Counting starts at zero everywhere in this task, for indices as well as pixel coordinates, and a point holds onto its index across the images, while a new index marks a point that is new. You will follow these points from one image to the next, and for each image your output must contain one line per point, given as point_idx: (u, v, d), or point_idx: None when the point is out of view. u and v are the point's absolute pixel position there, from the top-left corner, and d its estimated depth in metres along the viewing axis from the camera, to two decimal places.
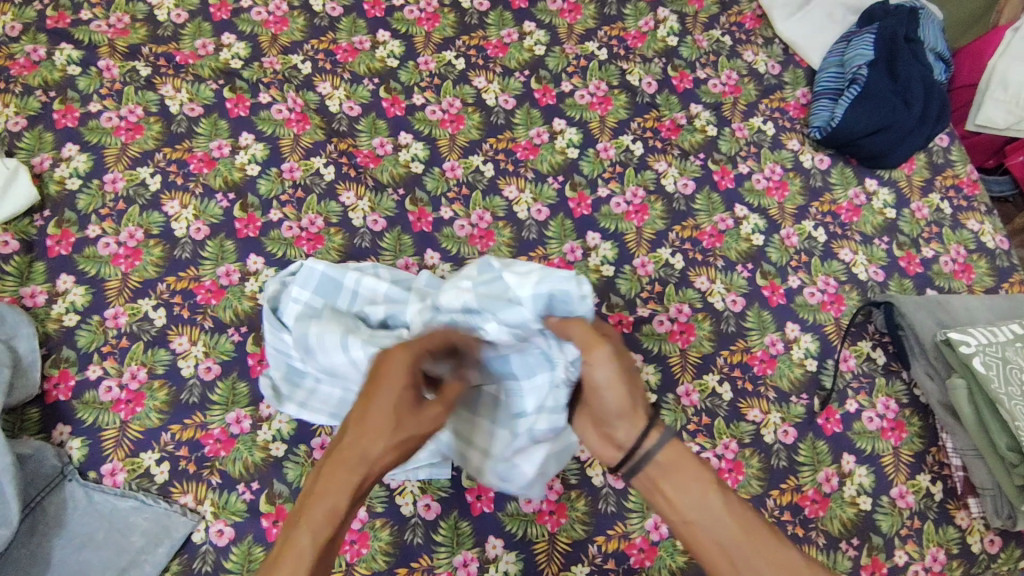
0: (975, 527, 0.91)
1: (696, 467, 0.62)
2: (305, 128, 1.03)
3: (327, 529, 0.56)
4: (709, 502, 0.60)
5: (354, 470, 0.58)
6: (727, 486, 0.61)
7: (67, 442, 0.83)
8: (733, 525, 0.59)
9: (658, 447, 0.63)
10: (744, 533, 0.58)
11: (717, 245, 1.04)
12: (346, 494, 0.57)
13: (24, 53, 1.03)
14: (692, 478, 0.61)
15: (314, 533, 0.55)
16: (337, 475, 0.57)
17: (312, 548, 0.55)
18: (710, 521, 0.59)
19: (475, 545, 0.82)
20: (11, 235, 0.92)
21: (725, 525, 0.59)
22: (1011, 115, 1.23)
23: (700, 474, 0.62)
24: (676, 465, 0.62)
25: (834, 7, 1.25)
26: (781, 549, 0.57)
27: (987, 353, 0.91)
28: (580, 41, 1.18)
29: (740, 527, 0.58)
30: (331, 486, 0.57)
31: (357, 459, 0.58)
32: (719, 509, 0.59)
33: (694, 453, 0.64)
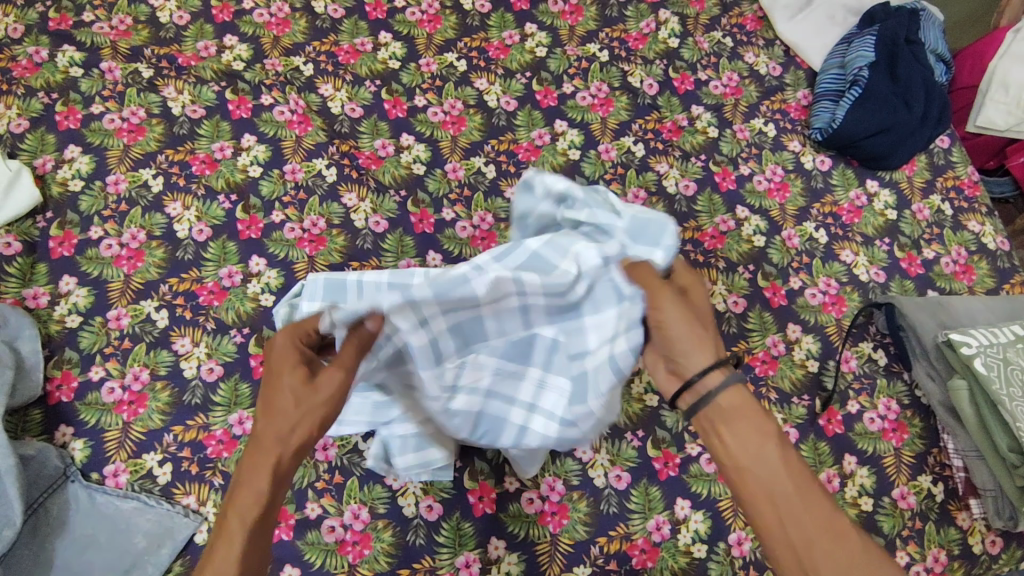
0: (977, 528, 0.91)
1: (758, 416, 0.58)
2: (307, 130, 1.03)
3: (252, 513, 0.54)
4: (769, 452, 0.56)
5: (268, 452, 0.56)
6: (786, 439, 0.57)
7: (70, 443, 0.83)
8: (789, 481, 0.55)
9: (718, 389, 0.59)
10: (803, 492, 0.55)
11: (719, 246, 1.04)
12: (264, 475, 0.55)
13: (26, 55, 1.03)
14: (753, 426, 0.57)
15: (241, 523, 0.54)
16: (254, 463, 0.55)
17: (242, 531, 0.53)
18: (768, 476, 0.56)
19: (478, 546, 0.82)
20: (13, 237, 0.92)
21: (783, 482, 0.55)
22: (1011, 116, 1.24)
23: (761, 425, 0.57)
24: (735, 412, 0.58)
25: (835, 10, 1.25)
26: (829, 510, 0.55)
27: (988, 354, 0.91)
28: (582, 42, 1.18)
29: (797, 487, 0.55)
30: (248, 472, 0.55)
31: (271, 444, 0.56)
32: (775, 461, 0.56)
33: (758, 400, 0.59)
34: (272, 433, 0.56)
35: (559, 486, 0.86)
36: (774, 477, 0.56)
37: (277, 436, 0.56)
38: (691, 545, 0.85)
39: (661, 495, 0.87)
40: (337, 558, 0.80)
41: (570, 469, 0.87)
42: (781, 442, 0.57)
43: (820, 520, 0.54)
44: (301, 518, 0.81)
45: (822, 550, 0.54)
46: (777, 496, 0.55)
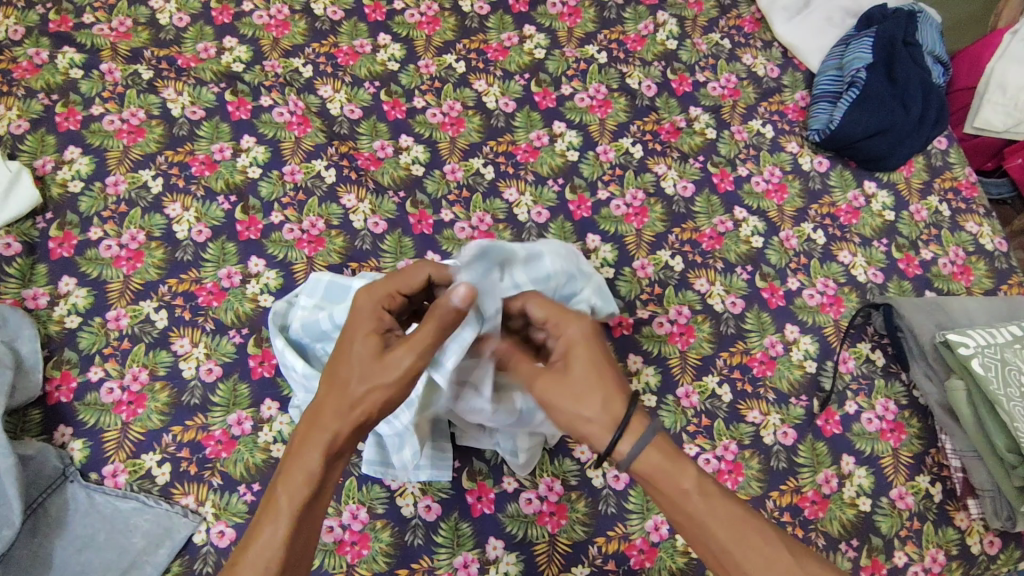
0: (975, 528, 0.91)
1: (675, 468, 0.63)
2: (306, 131, 1.04)
3: (304, 488, 0.60)
4: (695, 501, 0.62)
5: (326, 427, 0.62)
6: (706, 480, 0.63)
7: (69, 443, 0.83)
8: (719, 524, 0.61)
9: (636, 451, 0.64)
10: (733, 531, 0.61)
11: (717, 247, 1.04)
12: (317, 452, 0.61)
13: (27, 57, 1.03)
14: (672, 483, 0.63)
15: (291, 492, 0.60)
16: (311, 434, 0.62)
17: (292, 503, 0.60)
18: (700, 523, 0.62)
19: (476, 547, 0.82)
20: (13, 238, 0.92)
21: (712, 527, 0.61)
22: (1009, 118, 1.25)
23: (680, 480, 0.62)
24: (656, 471, 0.63)
25: (833, 11, 1.25)
26: (762, 537, 0.60)
27: (986, 354, 0.91)
28: (580, 44, 1.19)
29: (727, 527, 0.61)
30: (304, 445, 0.62)
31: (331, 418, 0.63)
32: (700, 512, 0.62)
33: (673, 450, 0.64)
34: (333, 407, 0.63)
35: (557, 486, 0.86)
36: (705, 522, 0.61)
37: (338, 412, 0.63)
38: (689, 545, 0.85)
39: None
40: (335, 558, 0.80)
41: (568, 469, 0.87)
42: (703, 489, 0.62)
43: (755, 549, 0.60)
44: None
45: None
46: (713, 540, 0.61)
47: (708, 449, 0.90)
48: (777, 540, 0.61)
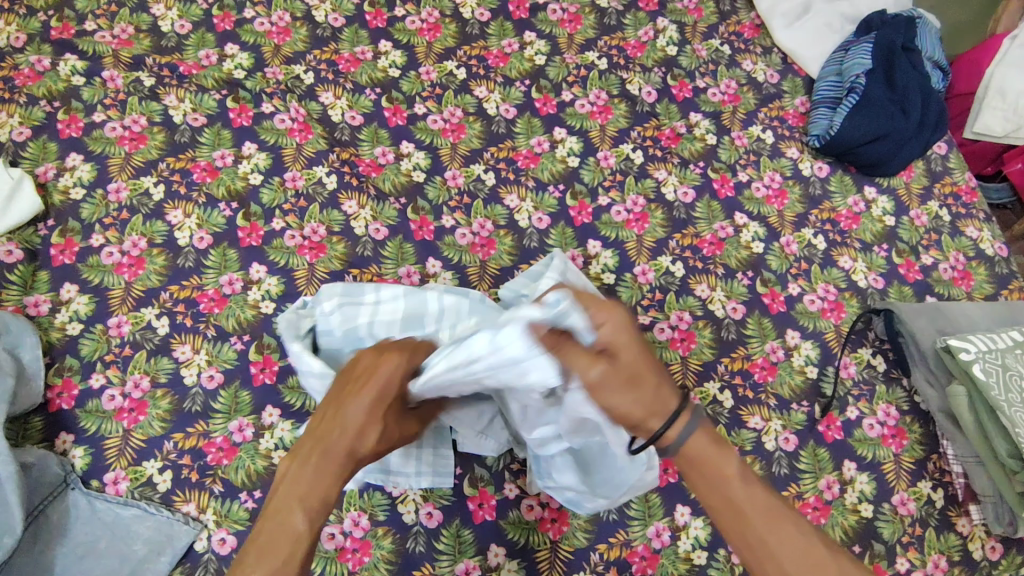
0: (976, 534, 0.91)
1: (721, 457, 0.62)
2: (307, 138, 1.04)
3: (320, 517, 0.60)
4: (737, 489, 0.61)
5: (345, 459, 0.62)
6: (750, 473, 0.62)
7: (70, 451, 0.83)
8: (758, 510, 0.60)
9: (689, 431, 0.61)
10: (772, 519, 0.60)
11: (717, 253, 1.04)
12: (335, 483, 0.61)
13: (29, 64, 1.03)
14: (718, 470, 0.61)
15: (312, 518, 0.59)
16: (332, 460, 0.61)
17: (309, 530, 0.59)
18: (739, 509, 0.60)
19: (477, 554, 0.82)
20: (15, 245, 0.92)
21: (753, 518, 0.60)
22: (1008, 123, 1.24)
23: (722, 464, 0.62)
24: (703, 457, 0.62)
25: (833, 18, 1.26)
26: (800, 537, 0.59)
27: (987, 360, 0.92)
28: (581, 50, 1.19)
29: (764, 512, 0.60)
30: (326, 476, 0.61)
31: (351, 449, 0.62)
32: (743, 501, 0.60)
33: (720, 440, 0.63)
34: (347, 439, 0.62)
35: None
36: (747, 512, 0.60)
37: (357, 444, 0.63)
38: (691, 552, 0.85)
39: (660, 502, 0.87)
40: (336, 565, 0.80)
41: None
42: (743, 476, 0.61)
43: (791, 537, 0.59)
44: None
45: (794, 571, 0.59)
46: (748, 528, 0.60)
47: None
48: (810, 529, 0.60)
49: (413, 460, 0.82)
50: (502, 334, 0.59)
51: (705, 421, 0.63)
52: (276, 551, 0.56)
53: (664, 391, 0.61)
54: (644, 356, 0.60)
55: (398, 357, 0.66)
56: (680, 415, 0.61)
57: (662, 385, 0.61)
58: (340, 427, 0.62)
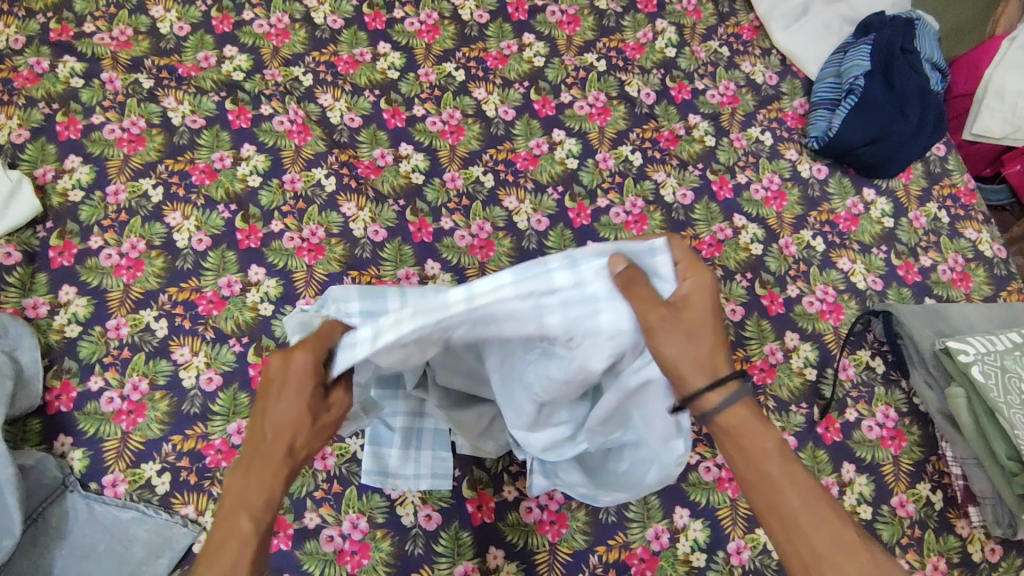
0: (975, 536, 0.91)
1: (762, 429, 0.58)
2: (306, 140, 1.04)
3: (266, 522, 0.53)
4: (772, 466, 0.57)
5: (281, 461, 0.53)
6: (790, 451, 0.58)
7: (69, 453, 0.83)
8: (793, 490, 0.57)
9: (731, 402, 0.58)
10: (808, 500, 0.56)
11: (716, 255, 1.04)
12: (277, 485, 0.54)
13: (28, 66, 1.03)
14: (757, 441, 0.58)
15: (256, 523, 0.52)
16: (266, 464, 0.53)
17: (253, 539, 0.52)
18: (774, 483, 0.57)
19: (476, 556, 0.82)
20: (14, 247, 0.92)
21: (788, 495, 0.56)
22: (1008, 124, 1.25)
23: (760, 440, 0.58)
24: (742, 427, 0.58)
25: (831, 19, 1.26)
26: (840, 527, 0.55)
27: (986, 362, 0.92)
28: (579, 52, 1.19)
29: (798, 491, 0.56)
30: (261, 481, 0.53)
31: (288, 448, 0.54)
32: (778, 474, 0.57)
33: (763, 412, 0.59)
34: (282, 439, 0.53)
35: (558, 494, 0.86)
36: (782, 488, 0.57)
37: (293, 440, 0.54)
38: (690, 554, 0.85)
39: (659, 504, 0.87)
40: (335, 567, 0.80)
41: None
42: (780, 454, 0.57)
43: (826, 521, 0.55)
44: (300, 527, 0.81)
45: (828, 559, 0.55)
46: (782, 504, 0.57)
47: (708, 457, 0.90)
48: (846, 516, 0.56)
49: (411, 463, 0.82)
50: (583, 261, 0.55)
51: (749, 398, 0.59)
52: (225, 561, 0.51)
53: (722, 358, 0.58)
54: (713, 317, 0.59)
55: (314, 344, 0.55)
56: (725, 381, 0.58)
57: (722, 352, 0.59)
58: (267, 429, 0.53)
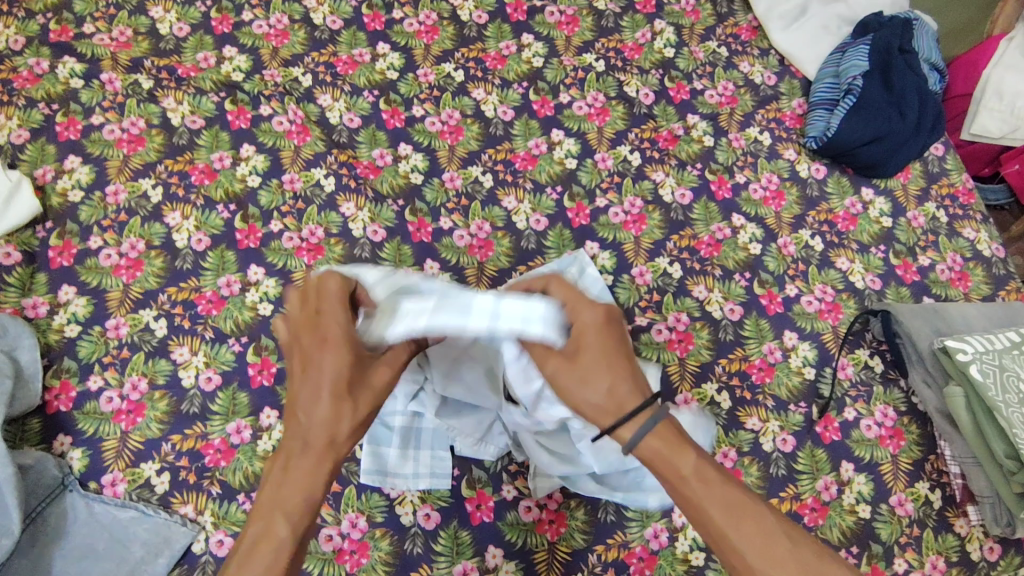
0: (974, 535, 0.91)
1: (677, 453, 0.62)
2: (305, 140, 1.04)
3: (303, 520, 0.58)
4: (695, 487, 0.61)
5: (322, 454, 0.59)
6: (708, 466, 0.62)
7: (68, 453, 0.83)
8: (718, 507, 0.60)
9: (640, 433, 0.63)
10: (733, 516, 0.59)
11: (715, 254, 1.05)
12: (316, 484, 0.59)
13: (28, 66, 1.04)
14: (674, 464, 0.62)
15: (292, 523, 0.57)
16: (307, 458, 0.59)
17: (291, 538, 0.57)
18: (700, 507, 0.60)
19: (475, 555, 0.82)
20: (13, 247, 0.92)
21: (713, 512, 0.60)
22: (1005, 124, 1.26)
23: (678, 464, 0.62)
24: (656, 455, 0.63)
25: (829, 20, 1.26)
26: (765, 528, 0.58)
27: (984, 361, 0.92)
28: (578, 52, 1.20)
29: (723, 509, 0.59)
30: (301, 477, 0.58)
31: (330, 440, 0.60)
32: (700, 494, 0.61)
33: (678, 434, 0.63)
34: (324, 431, 0.59)
35: (557, 494, 0.86)
36: (704, 506, 0.60)
37: (331, 432, 0.60)
38: (689, 553, 0.85)
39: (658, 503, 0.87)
40: (334, 567, 0.80)
41: None
42: (700, 475, 0.61)
43: (754, 536, 0.58)
44: None
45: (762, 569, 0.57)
46: (711, 523, 0.60)
47: None
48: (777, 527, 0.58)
49: (411, 461, 0.83)
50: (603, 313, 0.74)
51: (662, 421, 0.63)
52: (262, 557, 0.56)
53: (620, 391, 0.64)
54: (608, 347, 0.65)
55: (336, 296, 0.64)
56: (632, 413, 0.63)
57: (619, 380, 0.64)
58: (303, 420, 0.60)
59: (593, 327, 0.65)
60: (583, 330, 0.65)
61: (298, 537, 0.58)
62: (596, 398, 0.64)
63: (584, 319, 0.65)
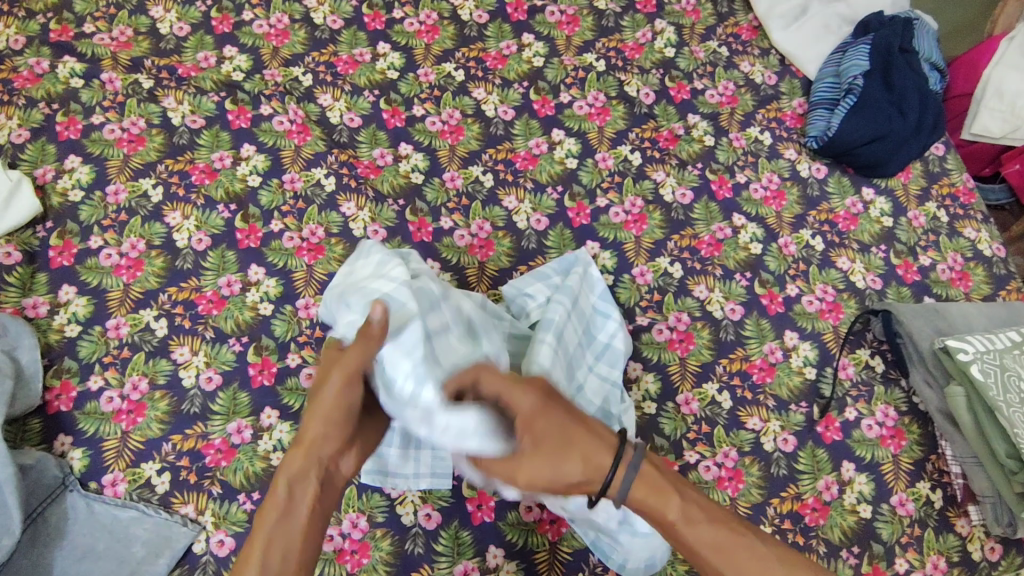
0: (975, 535, 0.91)
1: (663, 500, 0.63)
2: (306, 140, 1.04)
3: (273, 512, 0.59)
4: (683, 532, 0.62)
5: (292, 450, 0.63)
6: (693, 505, 0.63)
7: (68, 453, 0.83)
8: (709, 549, 0.61)
9: (625, 488, 0.63)
10: (725, 554, 0.61)
11: (716, 254, 1.05)
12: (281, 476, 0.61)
13: (27, 66, 1.04)
14: (663, 510, 0.63)
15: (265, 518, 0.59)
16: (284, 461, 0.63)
17: (260, 531, 0.58)
18: (693, 551, 0.62)
19: (476, 555, 0.82)
20: (14, 247, 0.92)
21: (705, 553, 0.61)
22: (1006, 124, 1.26)
23: (664, 510, 0.62)
24: (646, 504, 0.63)
25: (829, 19, 1.26)
26: (754, 550, 0.61)
27: (985, 360, 0.92)
28: (579, 52, 1.19)
29: (715, 551, 0.61)
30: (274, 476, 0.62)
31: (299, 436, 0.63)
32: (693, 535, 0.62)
33: (663, 482, 0.64)
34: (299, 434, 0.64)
35: None
36: (697, 549, 0.61)
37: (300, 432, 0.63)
38: None
39: None
40: (334, 567, 0.80)
41: None
42: (687, 518, 0.62)
43: (744, 563, 0.60)
44: None
45: None
46: (706, 563, 0.61)
47: (708, 456, 0.90)
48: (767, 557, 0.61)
49: (411, 461, 0.82)
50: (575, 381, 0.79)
51: (639, 468, 0.64)
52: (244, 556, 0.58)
53: (593, 458, 0.63)
54: (564, 424, 0.64)
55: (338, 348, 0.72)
56: (614, 472, 0.63)
57: (591, 449, 0.63)
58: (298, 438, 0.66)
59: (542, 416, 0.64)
60: (533, 417, 0.63)
61: (274, 529, 0.58)
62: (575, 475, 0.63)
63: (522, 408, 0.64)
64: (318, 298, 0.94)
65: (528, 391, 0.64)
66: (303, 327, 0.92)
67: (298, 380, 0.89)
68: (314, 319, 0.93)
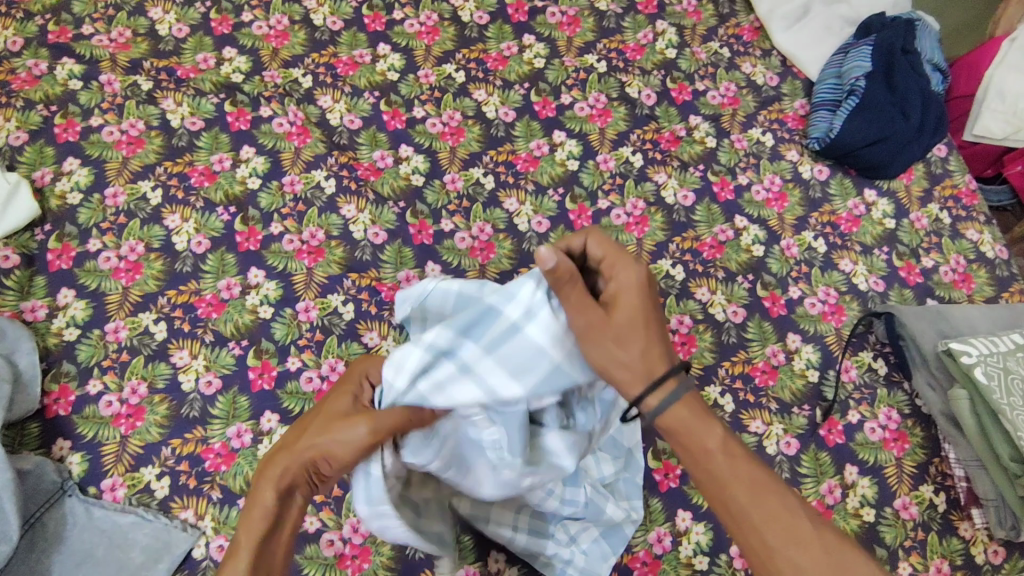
0: (978, 538, 0.91)
1: (707, 427, 0.59)
2: (306, 142, 1.03)
3: (261, 525, 0.61)
4: (719, 463, 0.59)
5: (277, 462, 0.63)
6: (732, 435, 0.60)
7: (67, 457, 0.82)
8: (743, 488, 0.58)
9: (669, 403, 0.59)
10: (755, 494, 0.58)
11: (718, 256, 1.04)
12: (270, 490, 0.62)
13: (26, 68, 1.03)
14: (704, 439, 0.59)
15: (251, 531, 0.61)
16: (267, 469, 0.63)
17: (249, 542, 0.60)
18: (722, 484, 0.59)
19: (478, 560, 0.82)
20: (12, 250, 0.92)
21: (737, 491, 0.58)
22: (1008, 125, 1.25)
23: (703, 438, 0.59)
24: (681, 430, 0.60)
25: (832, 20, 1.26)
26: (784, 505, 0.58)
27: (988, 363, 0.92)
28: (580, 53, 1.19)
29: (748, 489, 0.58)
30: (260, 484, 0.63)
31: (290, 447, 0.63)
32: (728, 471, 0.58)
33: (708, 411, 0.60)
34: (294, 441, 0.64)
35: None
36: (729, 485, 0.58)
37: (290, 447, 0.63)
38: (693, 557, 0.85)
39: (661, 507, 0.87)
40: (336, 572, 0.79)
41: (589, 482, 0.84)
42: (726, 450, 0.59)
43: (775, 514, 0.57)
44: (301, 531, 0.80)
45: (781, 549, 0.57)
46: (733, 501, 0.58)
47: None
48: (799, 512, 0.58)
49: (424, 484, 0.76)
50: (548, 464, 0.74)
51: (689, 393, 0.60)
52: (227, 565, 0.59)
53: (652, 354, 0.59)
54: (647, 312, 0.60)
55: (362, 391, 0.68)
56: (660, 382, 0.59)
57: (652, 345, 0.60)
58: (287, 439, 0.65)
59: (630, 284, 0.60)
60: (620, 291, 0.60)
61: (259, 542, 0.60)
62: (625, 358, 0.59)
63: (619, 279, 0.60)
64: (318, 301, 0.93)
65: (636, 266, 0.61)
66: (303, 330, 0.91)
67: (298, 383, 0.88)
68: (314, 323, 0.92)
